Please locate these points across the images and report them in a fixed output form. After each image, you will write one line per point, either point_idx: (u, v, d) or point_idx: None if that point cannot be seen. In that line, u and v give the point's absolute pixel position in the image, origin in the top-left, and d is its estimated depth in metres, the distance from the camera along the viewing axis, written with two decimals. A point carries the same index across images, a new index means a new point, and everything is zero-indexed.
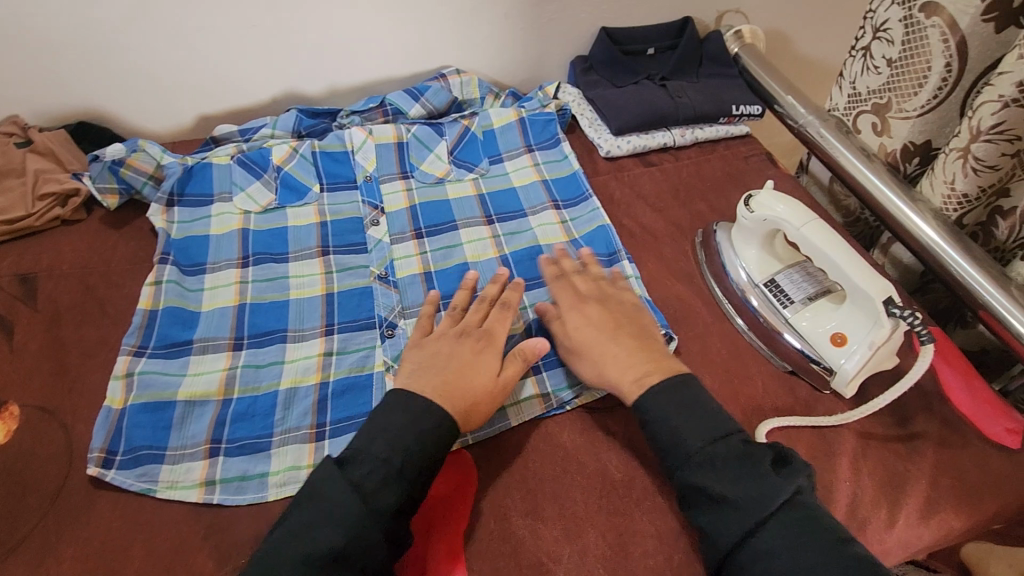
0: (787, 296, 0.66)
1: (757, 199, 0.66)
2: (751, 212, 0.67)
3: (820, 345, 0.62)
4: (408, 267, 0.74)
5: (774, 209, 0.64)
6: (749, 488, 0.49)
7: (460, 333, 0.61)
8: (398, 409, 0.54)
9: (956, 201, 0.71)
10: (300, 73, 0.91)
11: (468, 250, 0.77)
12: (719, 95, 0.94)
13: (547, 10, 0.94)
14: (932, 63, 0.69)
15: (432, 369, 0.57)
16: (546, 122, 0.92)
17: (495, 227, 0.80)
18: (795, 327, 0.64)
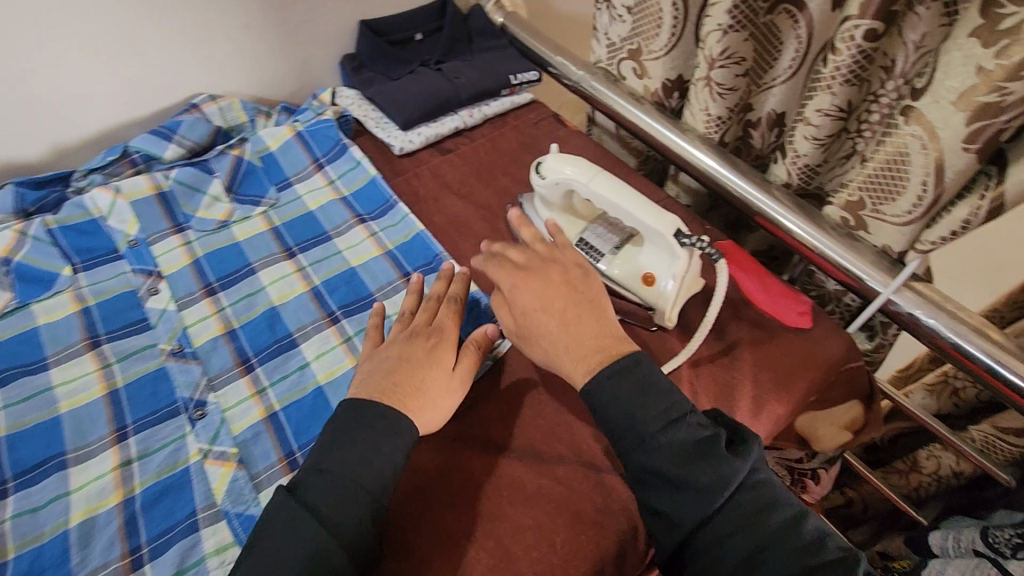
0: (598, 251, 0.68)
1: (546, 165, 0.67)
2: (543, 178, 0.67)
3: (638, 290, 0.65)
4: (205, 331, 0.65)
5: (562, 171, 0.65)
6: (694, 478, 0.48)
7: (410, 334, 0.58)
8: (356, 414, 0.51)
9: (715, 124, 0.78)
10: (5, 139, 0.74)
11: (273, 292, 0.69)
12: (495, 68, 0.94)
13: (293, 13, 0.86)
14: (662, 5, 0.74)
15: (381, 374, 0.55)
16: (326, 130, 0.85)
17: (297, 259, 0.72)
18: (613, 278, 0.66)
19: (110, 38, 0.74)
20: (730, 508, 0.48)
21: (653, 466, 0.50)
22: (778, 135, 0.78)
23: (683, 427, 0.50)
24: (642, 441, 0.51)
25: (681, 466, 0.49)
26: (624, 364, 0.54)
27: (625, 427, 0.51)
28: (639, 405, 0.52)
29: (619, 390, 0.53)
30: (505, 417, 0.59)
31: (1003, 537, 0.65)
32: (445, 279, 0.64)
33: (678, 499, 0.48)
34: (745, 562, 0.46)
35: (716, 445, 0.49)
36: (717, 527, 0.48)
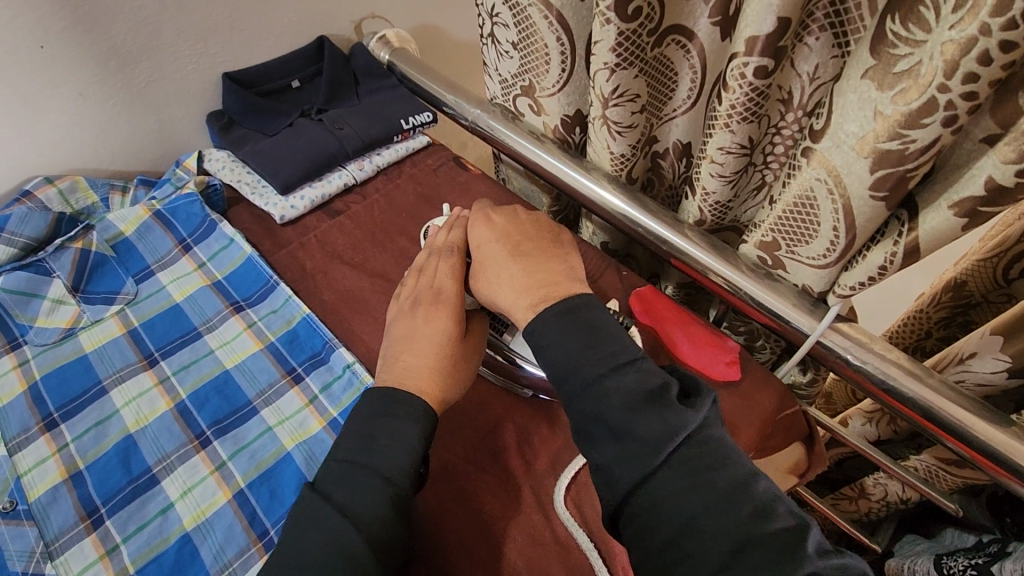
0: (502, 323, 0.60)
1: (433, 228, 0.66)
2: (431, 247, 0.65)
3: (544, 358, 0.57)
4: (43, 478, 0.54)
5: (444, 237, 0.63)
6: (640, 419, 0.42)
7: (415, 305, 0.56)
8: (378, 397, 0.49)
9: (619, 162, 0.72)
10: None
11: (128, 416, 0.58)
12: (383, 113, 0.86)
13: (140, 73, 0.75)
14: (546, 40, 0.67)
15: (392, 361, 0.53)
16: (188, 205, 0.74)
17: (160, 367, 0.62)
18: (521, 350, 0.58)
19: None
20: (675, 464, 0.41)
21: (597, 412, 0.44)
22: (687, 165, 0.73)
23: (624, 371, 0.45)
24: (587, 387, 0.45)
25: (626, 411, 0.43)
26: (574, 304, 0.49)
27: (570, 370, 0.46)
28: (590, 348, 0.46)
29: (565, 330, 0.48)
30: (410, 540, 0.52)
31: (957, 565, 0.62)
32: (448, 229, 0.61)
33: (621, 448, 0.42)
34: (684, 526, 0.40)
35: (666, 394, 0.44)
36: (658, 489, 0.41)
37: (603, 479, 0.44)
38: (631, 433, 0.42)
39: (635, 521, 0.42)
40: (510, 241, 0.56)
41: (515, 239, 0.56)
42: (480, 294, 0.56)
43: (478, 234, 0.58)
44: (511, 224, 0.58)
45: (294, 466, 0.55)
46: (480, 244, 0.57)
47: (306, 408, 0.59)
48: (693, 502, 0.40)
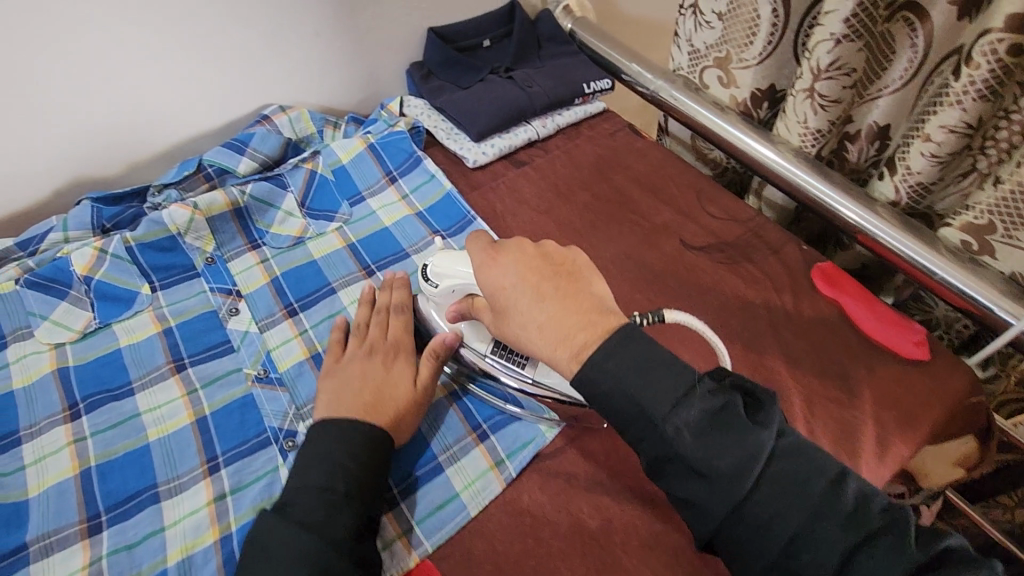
0: (518, 356, 0.57)
1: (434, 268, 0.60)
2: (436, 286, 0.59)
3: (567, 390, 0.56)
4: (289, 354, 0.62)
5: (455, 272, 0.58)
6: (722, 454, 0.43)
7: (369, 351, 0.58)
8: (327, 430, 0.51)
9: (812, 137, 0.73)
10: (79, 155, 0.73)
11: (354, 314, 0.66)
12: (568, 76, 0.90)
13: (364, 19, 0.83)
14: (760, 11, 0.70)
15: (350, 393, 0.54)
16: (398, 142, 0.82)
17: (377, 278, 0.70)
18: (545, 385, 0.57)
19: (184, 50, 0.72)
20: (766, 483, 0.44)
21: (677, 452, 0.44)
22: (879, 149, 0.73)
23: (687, 406, 0.44)
24: (653, 426, 0.45)
25: (705, 444, 0.44)
26: (622, 335, 0.46)
27: (637, 409, 0.45)
28: (646, 375, 0.45)
29: (629, 361, 0.45)
30: (607, 452, 0.56)
31: None
32: (390, 287, 0.64)
33: (715, 488, 0.43)
34: (789, 544, 0.42)
35: (735, 413, 0.45)
36: (752, 514, 0.43)
37: (691, 512, 0.45)
38: (718, 463, 0.43)
39: (736, 548, 0.44)
40: (532, 274, 0.51)
41: (537, 278, 0.50)
42: (508, 331, 0.52)
43: (492, 277, 0.52)
44: (522, 264, 0.51)
45: None
46: (503, 285, 0.51)
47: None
48: (795, 518, 0.42)
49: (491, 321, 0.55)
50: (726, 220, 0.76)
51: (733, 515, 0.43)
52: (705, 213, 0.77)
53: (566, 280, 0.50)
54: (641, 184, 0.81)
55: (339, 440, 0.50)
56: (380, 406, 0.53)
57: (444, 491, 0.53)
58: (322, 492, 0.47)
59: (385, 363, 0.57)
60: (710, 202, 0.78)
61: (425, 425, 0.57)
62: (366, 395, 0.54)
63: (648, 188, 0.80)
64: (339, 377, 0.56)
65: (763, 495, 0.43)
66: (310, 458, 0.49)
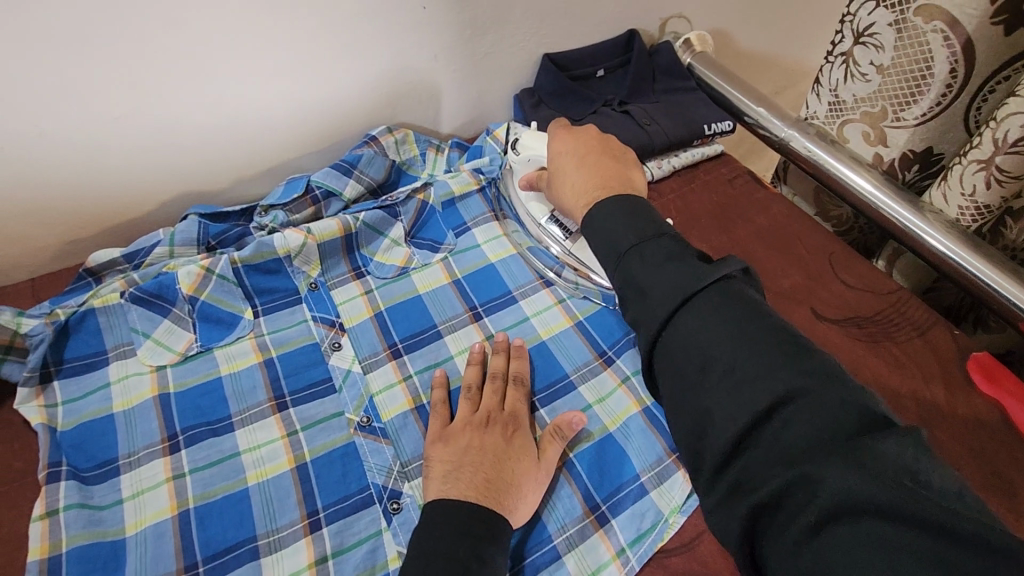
0: (567, 225, 0.69)
1: (522, 140, 0.72)
2: (518, 152, 0.72)
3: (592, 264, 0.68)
4: (393, 402, 0.59)
5: (535, 148, 0.70)
6: (670, 275, 0.46)
7: (485, 421, 0.54)
8: (448, 515, 0.46)
9: (974, 212, 0.66)
10: (186, 167, 0.71)
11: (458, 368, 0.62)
12: (689, 115, 0.84)
13: (482, 44, 0.79)
14: (934, 71, 0.64)
15: (470, 468, 0.50)
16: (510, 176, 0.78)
17: (485, 325, 0.66)
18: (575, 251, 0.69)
19: (304, 67, 0.69)
20: (709, 317, 0.43)
21: (633, 276, 0.48)
22: None
23: (656, 243, 0.48)
24: (619, 259, 0.49)
25: (661, 266, 0.46)
26: (624, 203, 0.53)
27: (611, 242, 0.51)
28: (657, 269, 0.46)
29: (644, 256, 0.48)
30: None
31: None
32: (505, 353, 0.61)
33: (659, 287, 0.46)
34: (704, 368, 0.42)
35: (688, 258, 0.47)
36: (691, 320, 0.44)
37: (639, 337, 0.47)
38: (672, 281, 0.45)
39: (669, 357, 0.44)
40: (587, 149, 0.63)
41: (586, 150, 0.63)
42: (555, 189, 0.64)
43: (557, 147, 0.65)
44: (578, 143, 0.64)
45: (620, 445, 0.56)
46: (559, 151, 0.65)
47: (620, 389, 0.60)
48: (727, 347, 0.42)
49: (548, 190, 0.67)
50: (862, 290, 0.69)
51: (676, 314, 0.44)
52: (838, 280, 0.70)
53: (609, 158, 0.62)
54: (765, 240, 0.75)
55: (461, 531, 0.45)
56: (502, 483, 0.49)
57: None
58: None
59: (504, 436, 0.53)
60: (845, 269, 0.71)
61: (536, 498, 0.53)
62: (487, 471, 0.50)
63: (773, 246, 0.74)
64: (454, 450, 0.52)
65: (694, 308, 0.44)
66: (428, 550, 0.44)
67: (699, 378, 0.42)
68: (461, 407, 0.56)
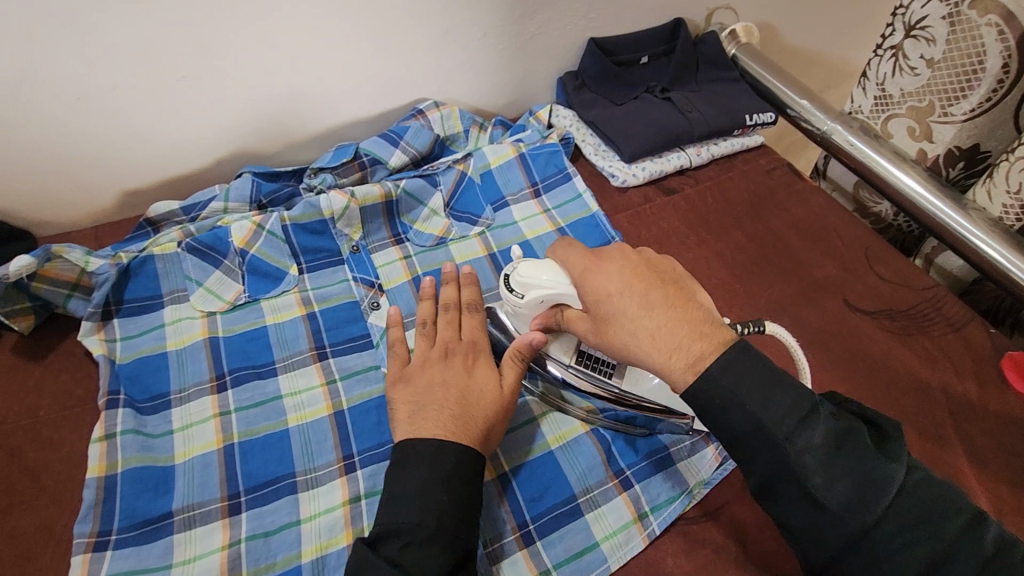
0: (606, 365, 0.57)
1: (518, 276, 0.57)
2: (521, 298, 0.56)
3: (665, 398, 0.54)
4: None
5: (539, 279, 0.55)
6: (844, 477, 0.40)
7: (445, 354, 0.56)
8: (411, 454, 0.48)
9: (1018, 210, 0.66)
10: (242, 129, 0.74)
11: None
12: (730, 105, 0.84)
13: (530, 25, 0.80)
14: (987, 64, 0.64)
15: (434, 403, 0.51)
16: (551, 155, 0.79)
17: None
18: (635, 392, 0.55)
19: (360, 37, 0.72)
20: (867, 492, 0.40)
21: (801, 481, 0.41)
22: None
23: (808, 427, 0.41)
24: (775, 446, 0.41)
25: (824, 456, 0.41)
26: (734, 353, 0.43)
27: (757, 426, 0.42)
28: (825, 465, 0.41)
29: (741, 382, 0.42)
30: (760, 525, 0.52)
31: None
32: (455, 284, 0.62)
33: (838, 495, 0.40)
34: (864, 540, 0.40)
35: (836, 425, 0.42)
36: (858, 502, 0.40)
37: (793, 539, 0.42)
38: (843, 471, 0.40)
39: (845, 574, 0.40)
40: (637, 279, 0.48)
41: (644, 283, 0.47)
42: (612, 344, 0.48)
43: (598, 283, 0.48)
44: (628, 269, 0.48)
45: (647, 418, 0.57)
46: (609, 292, 0.48)
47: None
48: (898, 518, 0.39)
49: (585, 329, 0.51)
50: (898, 285, 0.69)
51: (841, 506, 0.40)
52: (873, 274, 0.70)
53: (674, 290, 0.47)
54: (801, 231, 0.75)
55: (427, 471, 0.47)
56: (468, 419, 0.51)
57: (584, 538, 0.51)
58: (417, 530, 0.44)
59: (464, 366, 0.55)
60: (881, 262, 0.71)
61: (564, 458, 0.55)
62: (449, 407, 0.51)
63: (809, 237, 0.74)
64: (417, 385, 0.53)
65: (869, 507, 0.40)
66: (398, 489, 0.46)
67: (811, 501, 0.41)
68: (419, 344, 0.57)
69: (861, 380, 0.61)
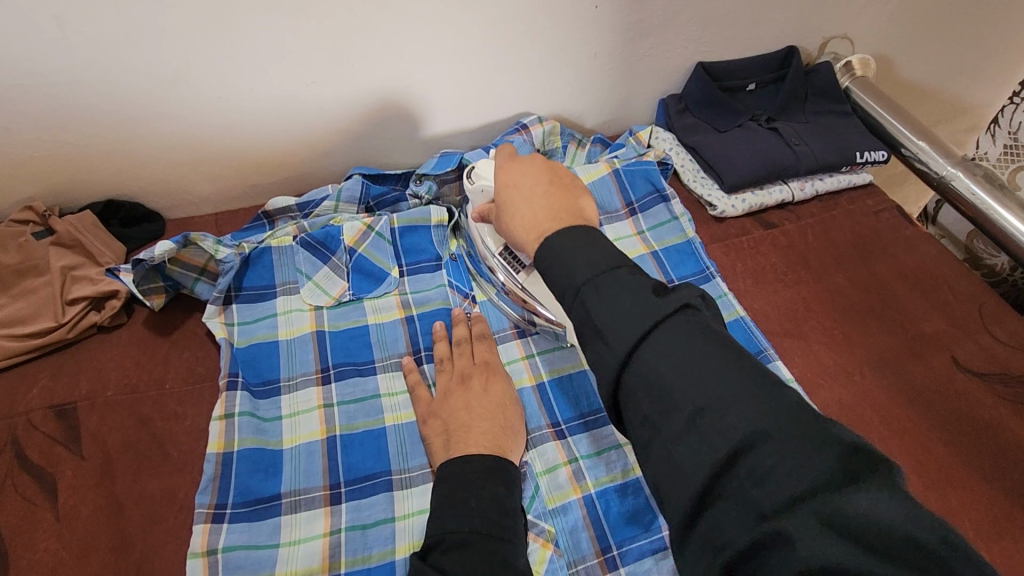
0: (519, 261, 0.63)
1: (478, 168, 0.62)
2: (472, 182, 0.62)
3: (549, 305, 0.62)
4: (518, 376, 0.63)
5: (488, 177, 0.61)
6: (618, 302, 0.40)
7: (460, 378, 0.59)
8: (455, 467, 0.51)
9: None
10: (357, 132, 0.77)
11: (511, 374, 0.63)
12: (842, 140, 0.82)
13: (641, 47, 0.80)
14: None
15: (467, 426, 0.55)
16: (647, 174, 0.79)
17: None
18: (529, 291, 0.63)
19: (477, 52, 0.74)
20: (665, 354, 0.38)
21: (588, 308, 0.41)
22: None
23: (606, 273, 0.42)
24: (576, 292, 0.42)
25: (615, 306, 0.40)
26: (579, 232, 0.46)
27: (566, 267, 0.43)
28: (613, 307, 0.40)
29: (663, 343, 0.38)
30: None
31: None
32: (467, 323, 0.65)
33: (618, 319, 0.39)
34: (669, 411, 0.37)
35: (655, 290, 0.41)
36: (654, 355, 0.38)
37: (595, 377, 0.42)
38: (630, 301, 0.40)
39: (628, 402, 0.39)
40: (536, 181, 0.53)
41: (541, 186, 0.52)
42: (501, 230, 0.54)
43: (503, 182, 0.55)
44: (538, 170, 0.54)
45: None
46: (510, 184, 0.54)
47: None
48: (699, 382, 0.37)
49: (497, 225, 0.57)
50: (1013, 348, 0.65)
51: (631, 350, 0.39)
52: (987, 334, 0.66)
53: (558, 190, 0.52)
54: (909, 280, 0.72)
55: (470, 479, 0.50)
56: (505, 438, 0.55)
57: (670, 573, 0.51)
58: (465, 535, 0.46)
59: (482, 385, 0.59)
60: (996, 323, 0.67)
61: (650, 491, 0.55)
62: (476, 426, 0.55)
63: (917, 285, 0.71)
64: (445, 415, 0.56)
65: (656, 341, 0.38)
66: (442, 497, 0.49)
67: (747, 482, 0.33)
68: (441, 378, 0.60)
69: (968, 447, 0.59)
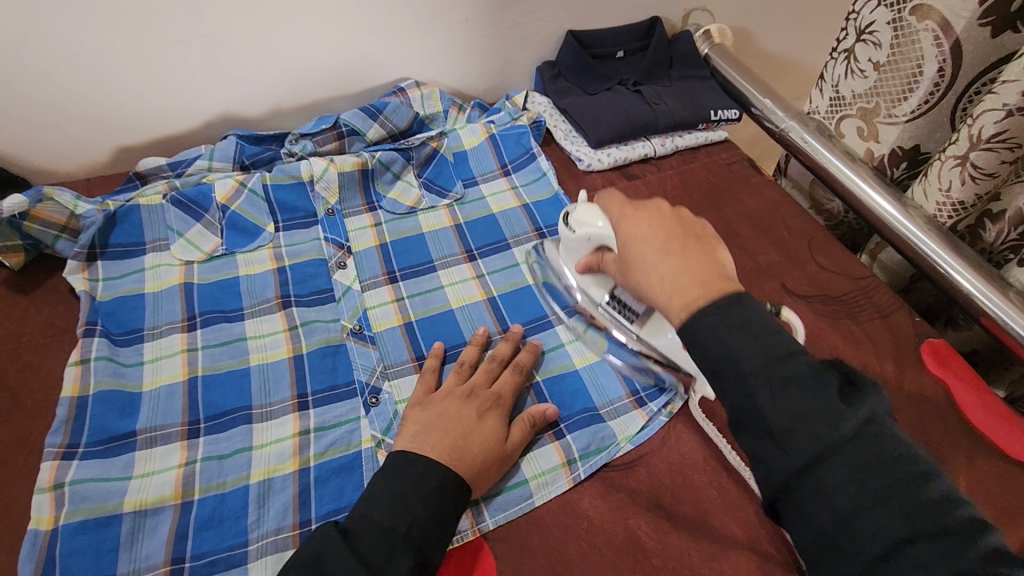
0: (631, 310, 0.63)
1: (575, 216, 0.64)
2: (573, 231, 0.64)
3: (673, 354, 0.61)
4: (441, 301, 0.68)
5: (594, 225, 0.61)
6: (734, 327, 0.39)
7: None
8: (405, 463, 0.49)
9: (951, 208, 0.69)
10: (231, 95, 0.79)
11: (421, 303, 0.68)
12: (698, 100, 0.89)
13: (511, 14, 0.85)
14: (923, 65, 0.67)
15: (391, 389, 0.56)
16: (519, 136, 0.84)
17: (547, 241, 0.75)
18: (649, 338, 0.63)
19: (347, 15, 0.76)
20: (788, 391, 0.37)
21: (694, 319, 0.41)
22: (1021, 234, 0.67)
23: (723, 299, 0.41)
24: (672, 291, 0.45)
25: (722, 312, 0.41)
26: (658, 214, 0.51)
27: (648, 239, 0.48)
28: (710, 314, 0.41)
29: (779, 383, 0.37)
30: (677, 476, 0.56)
31: None
32: None
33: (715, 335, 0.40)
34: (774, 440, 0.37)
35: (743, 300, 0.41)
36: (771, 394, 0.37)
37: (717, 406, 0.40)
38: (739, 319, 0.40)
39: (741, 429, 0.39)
40: (663, 229, 0.48)
41: (667, 232, 0.47)
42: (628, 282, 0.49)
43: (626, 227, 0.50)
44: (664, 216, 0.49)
45: (584, 382, 0.62)
46: (636, 237, 0.48)
47: None
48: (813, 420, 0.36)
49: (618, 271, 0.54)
50: (836, 274, 0.73)
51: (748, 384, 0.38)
52: (814, 263, 0.74)
53: (694, 244, 0.46)
54: (751, 221, 0.79)
55: (413, 480, 0.48)
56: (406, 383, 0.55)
57: (513, 476, 0.55)
58: (388, 528, 0.45)
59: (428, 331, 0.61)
60: (823, 254, 0.75)
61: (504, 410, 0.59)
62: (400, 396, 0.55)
63: (759, 225, 0.79)
64: None
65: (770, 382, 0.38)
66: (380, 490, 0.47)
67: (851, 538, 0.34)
68: None
69: None
